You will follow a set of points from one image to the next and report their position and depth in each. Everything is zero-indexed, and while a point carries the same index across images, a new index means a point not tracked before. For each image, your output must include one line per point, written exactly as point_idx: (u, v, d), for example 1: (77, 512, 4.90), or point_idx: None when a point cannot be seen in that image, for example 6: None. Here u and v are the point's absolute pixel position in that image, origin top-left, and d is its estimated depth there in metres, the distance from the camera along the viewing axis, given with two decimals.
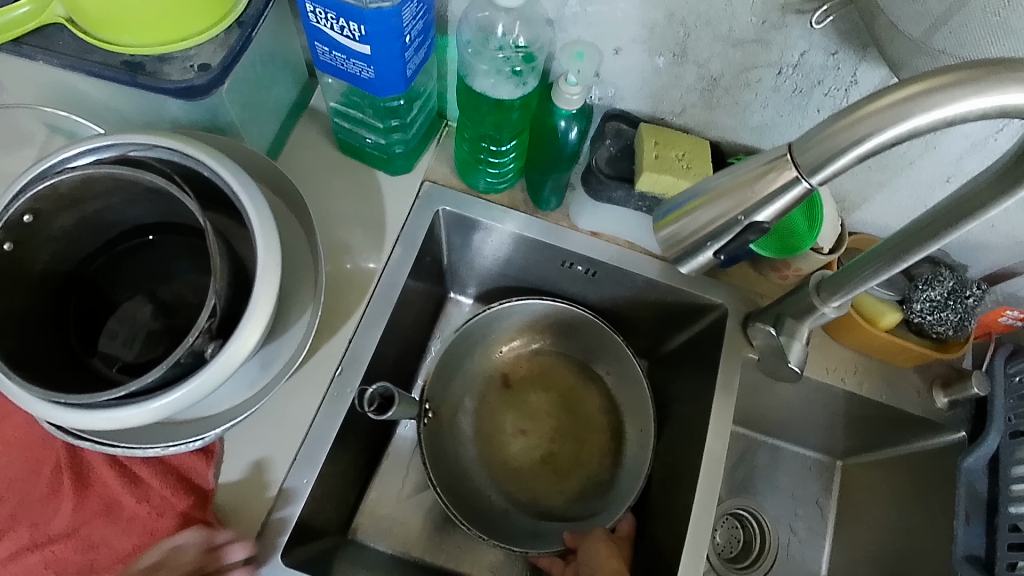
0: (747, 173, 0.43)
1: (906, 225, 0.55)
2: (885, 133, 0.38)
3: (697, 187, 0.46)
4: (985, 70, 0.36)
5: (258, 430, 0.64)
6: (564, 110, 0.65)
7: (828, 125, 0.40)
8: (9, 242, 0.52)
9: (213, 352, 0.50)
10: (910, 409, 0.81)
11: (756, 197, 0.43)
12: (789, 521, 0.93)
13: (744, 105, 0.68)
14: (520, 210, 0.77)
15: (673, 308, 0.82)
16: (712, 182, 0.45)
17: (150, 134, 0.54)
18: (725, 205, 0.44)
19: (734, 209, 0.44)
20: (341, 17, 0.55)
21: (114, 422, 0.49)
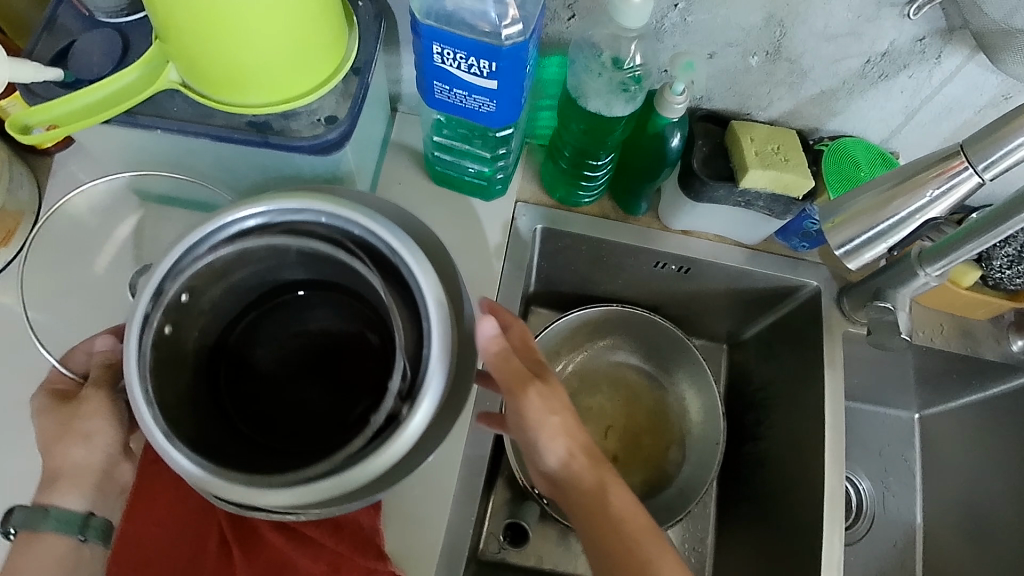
0: (915, 173, 0.49)
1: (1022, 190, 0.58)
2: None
3: (858, 192, 0.52)
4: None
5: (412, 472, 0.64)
6: (665, 118, 0.66)
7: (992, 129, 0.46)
8: (170, 324, 0.52)
9: (408, 412, 0.50)
10: (992, 357, 0.86)
11: (927, 194, 0.49)
12: (882, 478, 0.97)
13: (830, 93, 0.70)
14: (611, 218, 0.78)
15: (761, 294, 0.84)
16: (874, 188, 0.51)
17: (290, 197, 0.53)
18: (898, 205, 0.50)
19: (906, 206, 0.49)
20: (471, 55, 0.54)
21: (320, 494, 0.48)
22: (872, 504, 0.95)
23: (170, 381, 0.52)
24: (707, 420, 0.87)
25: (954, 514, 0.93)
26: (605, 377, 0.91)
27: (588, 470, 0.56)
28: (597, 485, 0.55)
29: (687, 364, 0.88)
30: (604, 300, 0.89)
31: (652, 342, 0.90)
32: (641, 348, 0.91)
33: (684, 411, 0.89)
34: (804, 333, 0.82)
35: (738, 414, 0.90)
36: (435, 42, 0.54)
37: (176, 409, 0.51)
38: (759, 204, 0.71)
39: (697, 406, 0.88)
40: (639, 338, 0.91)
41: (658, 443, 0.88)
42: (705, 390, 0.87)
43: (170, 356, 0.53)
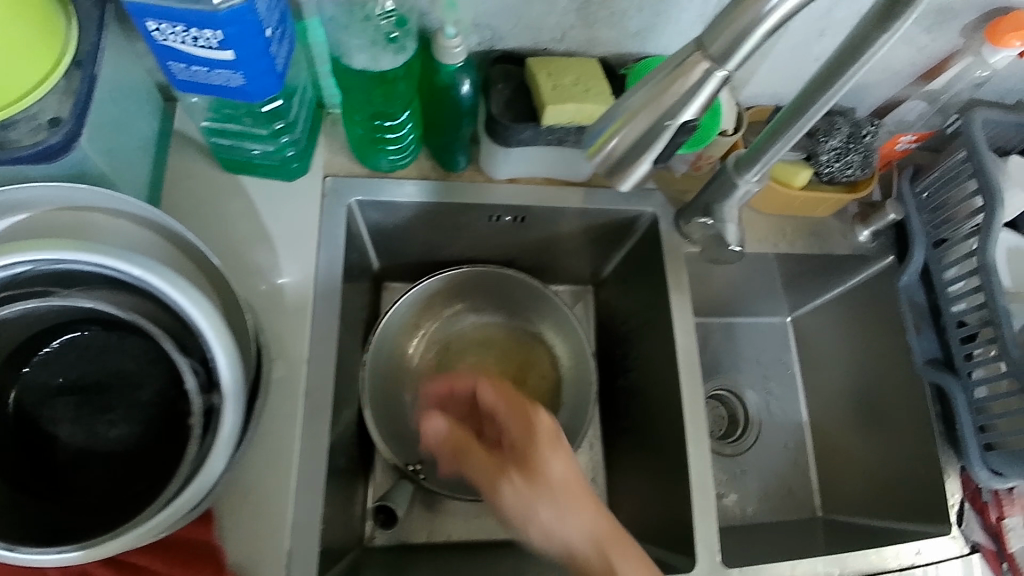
0: (664, 76, 0.43)
1: (814, 76, 0.58)
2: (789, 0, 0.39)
3: (618, 104, 0.46)
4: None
5: (244, 479, 0.61)
6: (451, 65, 0.62)
7: (728, 13, 0.41)
8: None
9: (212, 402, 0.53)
10: (841, 251, 0.87)
11: (679, 95, 0.43)
12: (762, 385, 0.99)
13: (621, 14, 0.67)
14: (431, 178, 0.75)
15: (605, 229, 0.83)
16: (626, 99, 0.45)
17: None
18: (650, 115, 0.44)
19: (659, 112, 0.44)
20: (191, 27, 0.50)
21: (162, 523, 0.50)
22: (757, 411, 0.97)
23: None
24: (577, 364, 0.85)
25: (833, 405, 0.96)
26: (469, 342, 0.88)
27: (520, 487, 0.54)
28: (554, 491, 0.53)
29: (552, 314, 0.86)
30: (455, 264, 0.87)
31: (509, 297, 0.87)
32: (499, 307, 0.88)
33: (555, 358, 0.87)
34: (651, 262, 0.81)
35: (608, 354, 0.90)
36: (149, 18, 0.49)
37: None
38: (571, 140, 0.69)
39: (566, 351, 0.87)
40: (498, 296, 0.87)
41: (535, 394, 0.86)
42: (571, 335, 0.86)
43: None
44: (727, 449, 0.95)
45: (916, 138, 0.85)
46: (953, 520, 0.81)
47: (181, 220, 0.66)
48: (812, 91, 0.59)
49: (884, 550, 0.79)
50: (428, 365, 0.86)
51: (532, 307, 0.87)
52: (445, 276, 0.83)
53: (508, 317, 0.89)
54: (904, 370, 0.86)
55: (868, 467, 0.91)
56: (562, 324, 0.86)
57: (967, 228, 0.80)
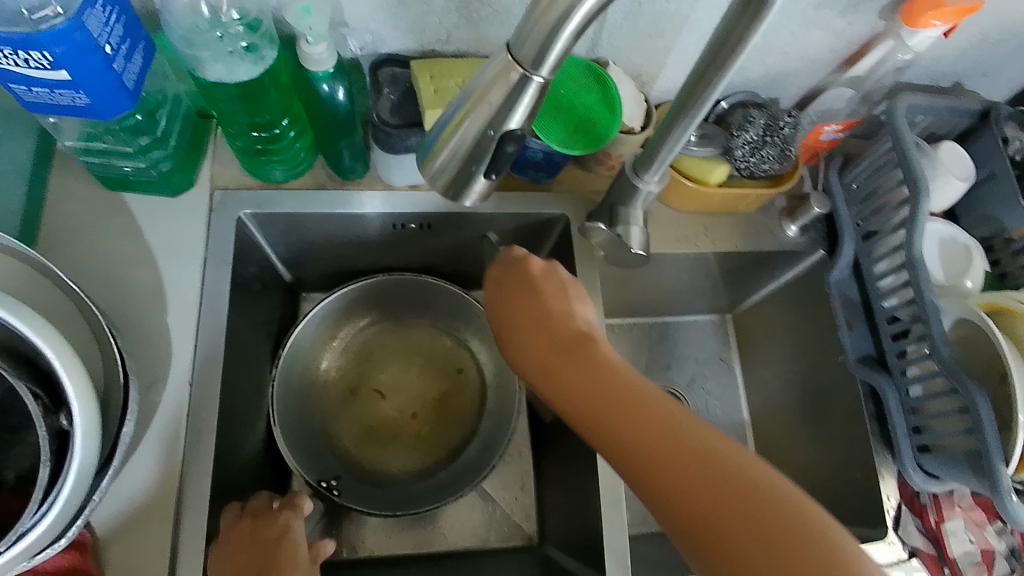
0: (491, 75, 0.42)
1: (692, 72, 0.55)
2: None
3: (462, 95, 0.44)
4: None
5: (124, 504, 0.60)
6: (320, 72, 0.60)
7: (534, 9, 0.38)
8: None
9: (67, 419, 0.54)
10: (769, 247, 0.84)
11: (505, 101, 0.42)
12: (702, 385, 0.96)
13: (505, 11, 0.65)
14: (328, 188, 0.73)
15: (518, 232, 0.80)
16: (477, 80, 0.43)
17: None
18: (475, 122, 0.43)
19: (488, 117, 0.43)
20: (18, 49, 0.48)
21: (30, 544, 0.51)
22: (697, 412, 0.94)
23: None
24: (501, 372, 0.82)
25: (773, 404, 0.93)
26: (390, 350, 0.84)
27: (600, 421, 0.50)
28: (646, 401, 0.49)
29: (473, 317, 0.82)
30: (370, 272, 0.85)
31: (428, 302, 0.83)
32: (420, 312, 0.85)
33: (478, 363, 0.84)
34: (564, 265, 0.79)
35: None
36: None
37: None
38: None
39: (490, 358, 0.83)
40: (419, 301, 0.84)
41: (460, 400, 0.82)
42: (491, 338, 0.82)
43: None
44: None
45: (840, 127, 0.81)
46: (890, 525, 0.77)
47: (61, 241, 0.65)
48: (692, 87, 0.56)
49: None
50: (346, 376, 0.82)
51: (452, 311, 0.83)
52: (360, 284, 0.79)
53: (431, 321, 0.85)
54: (839, 368, 0.83)
55: (809, 468, 0.88)
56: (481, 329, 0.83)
57: (896, 219, 0.76)
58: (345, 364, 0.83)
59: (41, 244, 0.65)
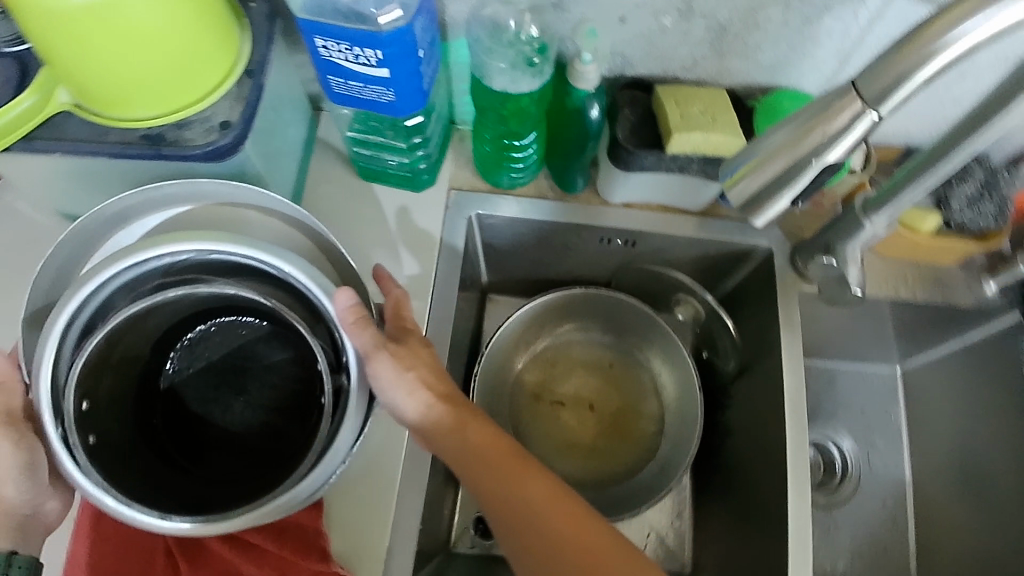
0: (807, 120, 0.44)
1: (965, 115, 0.55)
2: (951, 51, 0.39)
3: (765, 136, 0.47)
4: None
5: (354, 469, 0.65)
6: (582, 90, 0.64)
7: (893, 53, 0.41)
8: (92, 435, 0.52)
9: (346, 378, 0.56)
10: (965, 302, 0.83)
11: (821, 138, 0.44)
12: (866, 436, 0.95)
13: (755, 46, 0.67)
14: (549, 197, 0.77)
15: (715, 259, 0.82)
16: (772, 133, 0.46)
17: (133, 252, 0.50)
18: (781, 159, 0.46)
19: (800, 153, 0.45)
20: (354, 45, 0.53)
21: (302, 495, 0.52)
22: (857, 462, 0.94)
23: (122, 466, 0.53)
24: (682, 396, 0.84)
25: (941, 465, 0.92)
26: (574, 361, 0.89)
27: (527, 515, 0.52)
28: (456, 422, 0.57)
29: (658, 339, 0.85)
30: (562, 283, 0.88)
31: (615, 319, 0.88)
32: (605, 329, 0.89)
33: (657, 383, 0.87)
34: (760, 296, 0.80)
35: (709, 384, 0.88)
36: (316, 35, 0.53)
37: (141, 492, 0.52)
38: (694, 169, 0.70)
39: (672, 380, 0.85)
40: (606, 318, 0.88)
41: (635, 418, 0.86)
42: (675, 362, 0.84)
43: (115, 455, 0.53)
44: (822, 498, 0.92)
45: None
46: None
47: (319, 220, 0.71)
48: (953, 139, 0.57)
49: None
50: (533, 383, 0.87)
51: (639, 332, 0.87)
52: (556, 295, 0.84)
53: (614, 339, 0.89)
54: None
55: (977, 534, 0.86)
56: (664, 352, 0.86)
57: None
58: (533, 372, 0.88)
59: None
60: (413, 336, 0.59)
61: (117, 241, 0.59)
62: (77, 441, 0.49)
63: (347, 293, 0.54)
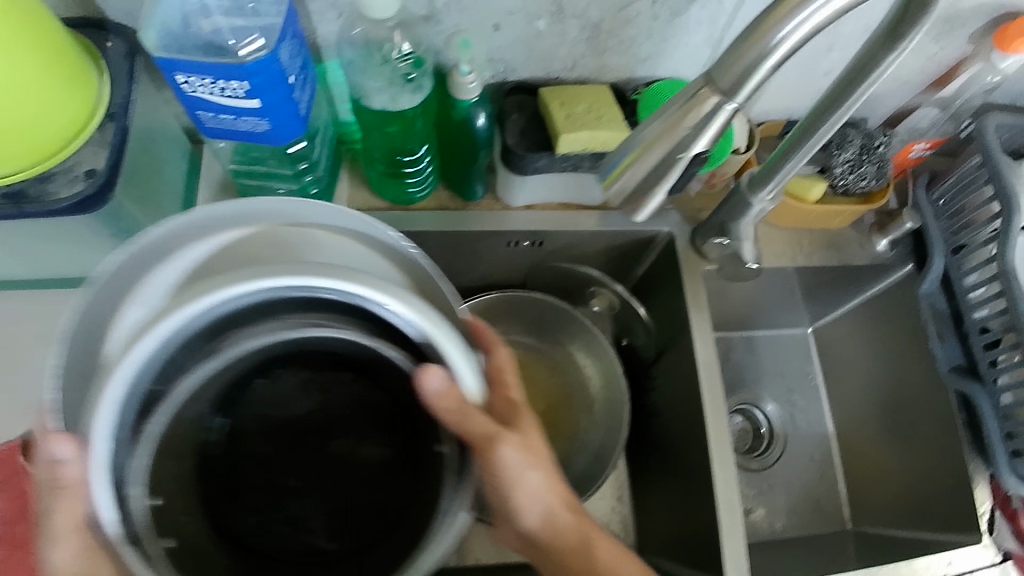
0: (673, 114, 0.44)
1: (831, 83, 0.58)
2: (793, 37, 0.40)
3: (633, 136, 0.47)
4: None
5: None
6: (466, 100, 0.64)
7: (739, 44, 0.41)
8: (167, 536, 0.46)
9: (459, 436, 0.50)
10: (860, 261, 0.87)
11: (686, 133, 0.45)
12: (786, 397, 1.00)
13: (630, 41, 0.69)
14: (450, 207, 0.77)
15: (622, 248, 0.84)
16: (646, 125, 0.46)
17: (199, 300, 0.41)
18: (657, 153, 0.46)
19: (672, 147, 0.45)
20: (219, 79, 0.52)
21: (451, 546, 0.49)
22: (782, 424, 0.98)
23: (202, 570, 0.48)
24: (608, 385, 0.85)
25: (858, 417, 0.96)
26: None
27: None
28: (579, 538, 0.56)
29: (580, 333, 0.87)
30: (477, 289, 0.88)
31: (535, 318, 0.88)
32: (527, 330, 0.89)
33: (583, 375, 0.88)
34: (668, 280, 0.83)
35: (631, 372, 0.90)
36: (177, 72, 0.51)
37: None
38: (586, 165, 0.71)
39: (596, 370, 0.87)
40: (526, 318, 0.88)
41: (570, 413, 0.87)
42: (596, 352, 0.86)
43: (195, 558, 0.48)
44: (751, 463, 0.95)
45: (929, 145, 0.85)
46: None
47: None
48: (822, 110, 0.59)
49: (915, 560, 0.82)
50: None
51: (560, 328, 0.88)
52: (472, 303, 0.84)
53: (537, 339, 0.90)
54: (930, 379, 0.86)
55: (897, 477, 0.91)
56: (585, 345, 0.87)
57: (986, 233, 0.80)
58: None
59: None
60: (520, 417, 0.53)
61: (163, 279, 0.47)
62: (152, 550, 0.44)
63: (437, 371, 0.45)
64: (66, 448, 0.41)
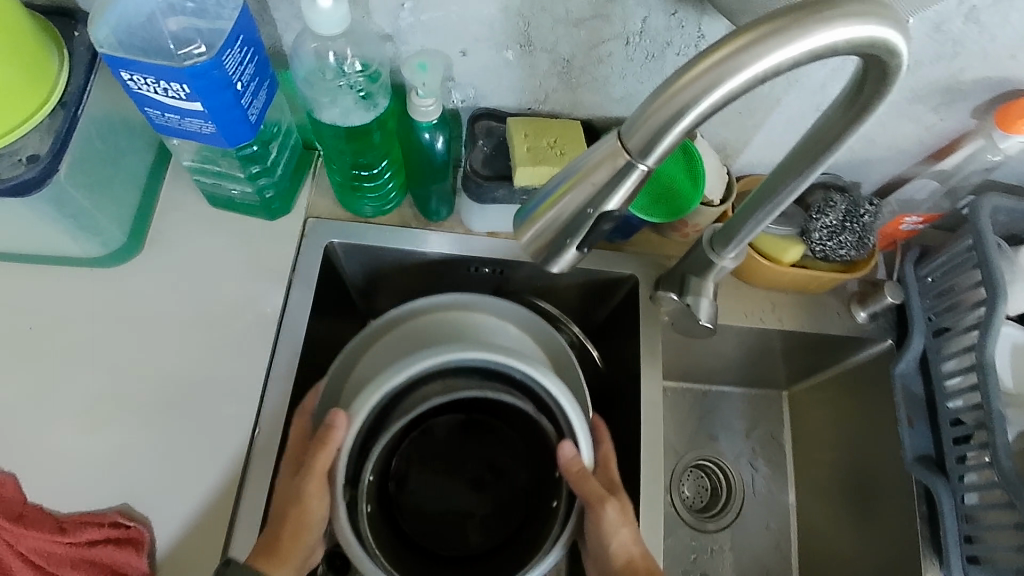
0: (601, 155, 0.41)
1: (797, 144, 0.54)
2: (707, 99, 0.38)
3: (571, 165, 0.43)
4: (795, 17, 0.37)
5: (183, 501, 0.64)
6: (424, 122, 0.63)
7: (652, 103, 0.39)
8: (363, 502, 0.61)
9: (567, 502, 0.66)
10: (836, 331, 0.83)
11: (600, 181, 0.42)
12: (750, 459, 0.96)
13: (603, 79, 0.68)
14: (413, 226, 0.76)
15: (586, 288, 0.82)
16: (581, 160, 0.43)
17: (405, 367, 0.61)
18: (577, 198, 0.43)
19: (589, 195, 0.42)
20: (160, 80, 0.52)
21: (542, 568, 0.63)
22: (742, 485, 0.95)
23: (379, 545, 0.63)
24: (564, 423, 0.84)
25: (821, 492, 0.92)
26: None
27: None
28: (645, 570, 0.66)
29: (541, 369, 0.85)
30: None
31: None
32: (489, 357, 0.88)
33: None
34: (627, 325, 0.81)
35: None
36: (121, 69, 0.52)
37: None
38: None
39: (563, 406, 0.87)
40: None
41: None
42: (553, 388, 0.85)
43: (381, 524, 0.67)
44: (702, 522, 0.92)
45: (922, 219, 0.81)
46: None
47: (169, 250, 0.71)
48: (784, 174, 0.56)
49: None
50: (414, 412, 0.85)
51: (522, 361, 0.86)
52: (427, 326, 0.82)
53: None
54: (896, 465, 0.82)
55: (851, 561, 0.87)
56: None
57: (969, 319, 0.76)
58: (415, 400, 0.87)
59: (148, 251, 0.71)
60: (621, 493, 0.68)
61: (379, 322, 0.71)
62: (360, 515, 0.59)
63: (570, 443, 0.63)
64: (340, 420, 0.61)
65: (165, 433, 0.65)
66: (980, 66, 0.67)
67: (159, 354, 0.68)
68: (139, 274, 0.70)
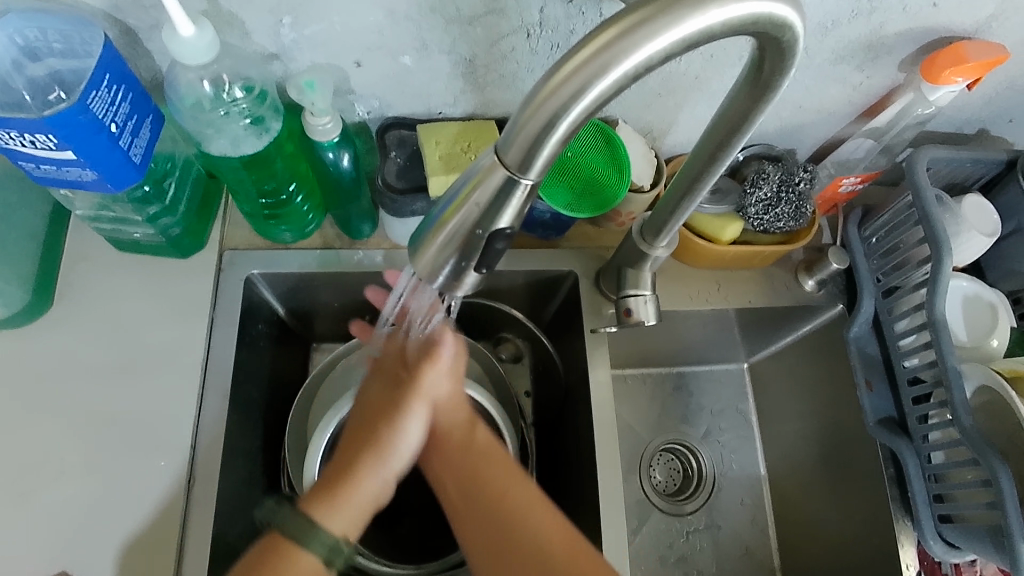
0: (480, 172, 0.39)
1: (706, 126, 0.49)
2: (578, 105, 0.35)
3: (470, 170, 0.40)
4: (659, 4, 0.34)
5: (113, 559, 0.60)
6: (326, 142, 0.60)
7: (522, 114, 0.36)
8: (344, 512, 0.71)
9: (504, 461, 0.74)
10: (784, 302, 0.83)
11: (473, 197, 0.39)
12: (717, 436, 0.94)
13: (511, 75, 0.65)
14: (336, 247, 0.73)
15: (528, 287, 0.80)
16: (471, 169, 0.40)
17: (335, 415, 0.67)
18: (466, 216, 0.40)
19: (471, 217, 0.40)
20: (22, 133, 0.48)
21: None
22: (712, 465, 0.93)
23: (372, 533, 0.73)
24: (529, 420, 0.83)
25: (790, 464, 0.91)
26: None
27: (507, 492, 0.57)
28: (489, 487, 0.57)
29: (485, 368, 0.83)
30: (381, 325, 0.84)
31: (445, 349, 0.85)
32: None
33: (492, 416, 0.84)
34: (572, 322, 0.79)
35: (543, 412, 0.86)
36: None
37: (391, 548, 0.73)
38: None
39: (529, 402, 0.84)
40: None
41: None
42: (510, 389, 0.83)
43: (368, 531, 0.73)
44: (676, 509, 0.90)
45: (859, 179, 0.79)
46: None
47: (78, 302, 0.68)
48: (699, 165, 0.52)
49: None
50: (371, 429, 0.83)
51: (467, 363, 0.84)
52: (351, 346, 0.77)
53: None
54: (858, 428, 0.80)
55: (824, 530, 0.85)
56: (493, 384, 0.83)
57: (917, 277, 0.74)
58: None
59: (56, 306, 0.68)
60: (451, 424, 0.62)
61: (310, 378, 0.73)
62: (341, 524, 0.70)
63: None
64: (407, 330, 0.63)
65: (91, 501, 0.61)
66: (899, 18, 0.64)
67: (77, 416, 0.64)
68: (50, 334, 0.67)
